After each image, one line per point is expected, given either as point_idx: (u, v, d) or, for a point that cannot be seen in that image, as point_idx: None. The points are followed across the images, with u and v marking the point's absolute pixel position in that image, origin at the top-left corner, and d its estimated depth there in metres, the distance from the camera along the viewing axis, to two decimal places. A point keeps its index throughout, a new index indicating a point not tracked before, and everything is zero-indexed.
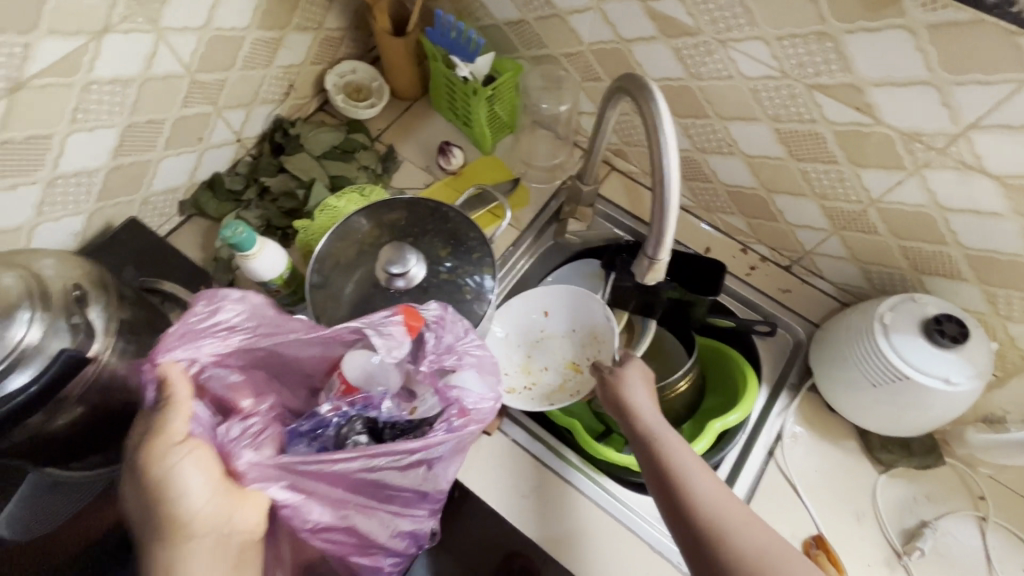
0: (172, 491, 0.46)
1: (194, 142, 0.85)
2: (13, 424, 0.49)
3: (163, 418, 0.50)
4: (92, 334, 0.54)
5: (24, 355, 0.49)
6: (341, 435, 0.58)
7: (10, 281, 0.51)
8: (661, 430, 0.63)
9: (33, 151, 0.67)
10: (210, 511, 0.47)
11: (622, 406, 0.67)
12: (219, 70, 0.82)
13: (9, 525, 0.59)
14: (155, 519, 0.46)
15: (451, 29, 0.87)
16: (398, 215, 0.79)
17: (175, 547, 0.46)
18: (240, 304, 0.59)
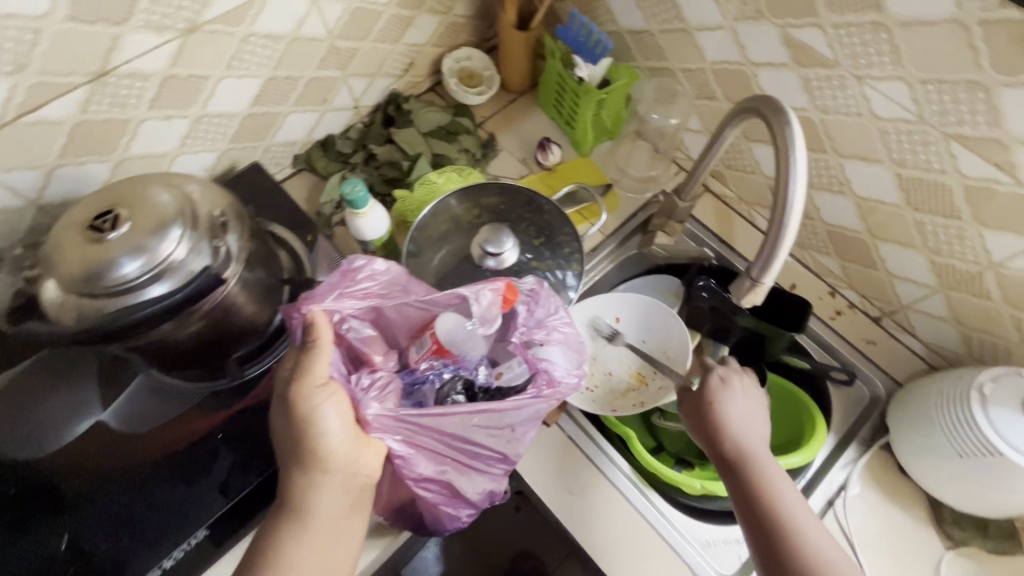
0: (317, 428, 0.54)
1: (320, 102, 0.91)
2: (151, 327, 0.55)
3: (310, 358, 0.56)
4: (229, 259, 0.58)
5: (169, 268, 0.54)
6: (441, 393, 0.62)
7: (167, 199, 0.56)
8: (745, 453, 0.63)
9: (191, 89, 0.73)
10: (343, 450, 0.55)
11: (708, 427, 0.66)
12: (355, 39, 0.87)
13: (117, 416, 0.66)
14: (301, 449, 0.54)
15: (581, 28, 0.89)
16: (496, 199, 0.81)
17: (313, 475, 0.54)
18: (375, 267, 0.66)
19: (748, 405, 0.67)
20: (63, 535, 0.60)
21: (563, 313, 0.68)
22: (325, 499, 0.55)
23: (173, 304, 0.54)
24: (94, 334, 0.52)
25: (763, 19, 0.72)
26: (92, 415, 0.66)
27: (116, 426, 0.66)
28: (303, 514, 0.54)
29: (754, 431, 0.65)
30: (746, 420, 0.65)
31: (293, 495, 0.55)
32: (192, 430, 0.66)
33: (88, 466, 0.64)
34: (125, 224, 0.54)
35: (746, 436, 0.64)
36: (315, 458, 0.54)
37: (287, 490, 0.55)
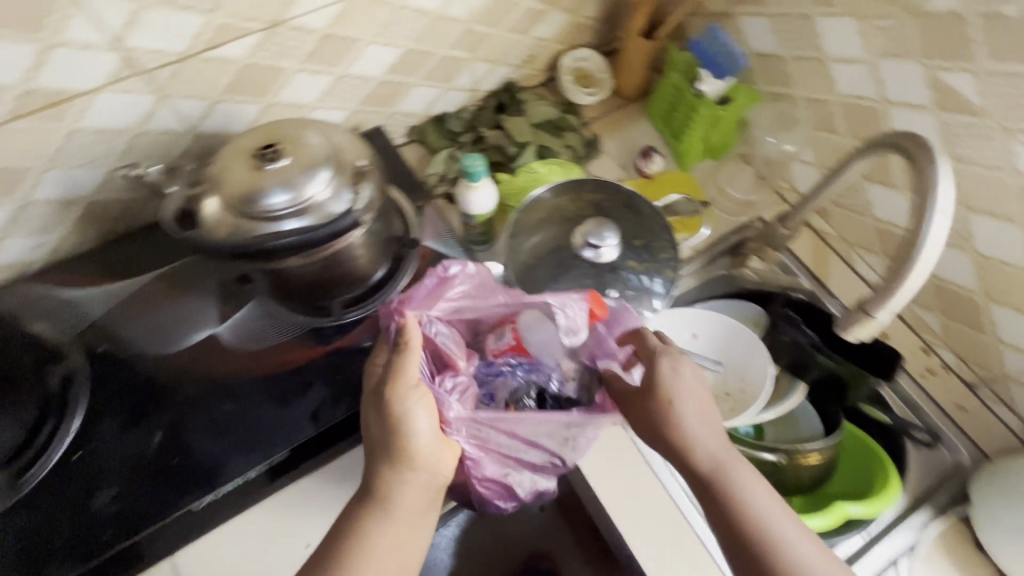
0: (408, 427, 0.57)
1: (444, 79, 0.96)
2: (285, 255, 0.61)
3: (403, 360, 0.57)
4: (361, 208, 0.61)
5: (309, 207, 0.59)
6: (512, 390, 0.66)
7: (320, 144, 0.61)
8: (689, 431, 0.60)
9: (342, 49, 0.79)
10: (429, 450, 0.58)
11: (648, 404, 0.62)
12: (490, 25, 0.91)
13: (232, 331, 0.72)
14: (390, 444, 0.57)
15: (717, 44, 0.91)
16: (598, 195, 0.82)
17: (400, 472, 0.57)
18: (466, 270, 0.68)
19: (681, 388, 0.61)
20: (168, 431, 0.66)
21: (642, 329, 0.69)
22: (409, 497, 0.57)
23: (314, 236, 0.60)
24: (244, 249, 0.58)
25: (910, 57, 0.70)
26: (208, 327, 0.72)
27: (227, 340, 0.72)
28: (387, 510, 0.57)
29: (698, 405, 0.61)
30: (677, 405, 0.61)
31: (379, 488, 0.57)
32: (295, 357, 0.71)
33: (199, 372, 0.69)
34: (288, 157, 0.60)
35: (685, 425, 0.60)
36: (405, 455, 0.57)
37: (373, 484, 0.57)
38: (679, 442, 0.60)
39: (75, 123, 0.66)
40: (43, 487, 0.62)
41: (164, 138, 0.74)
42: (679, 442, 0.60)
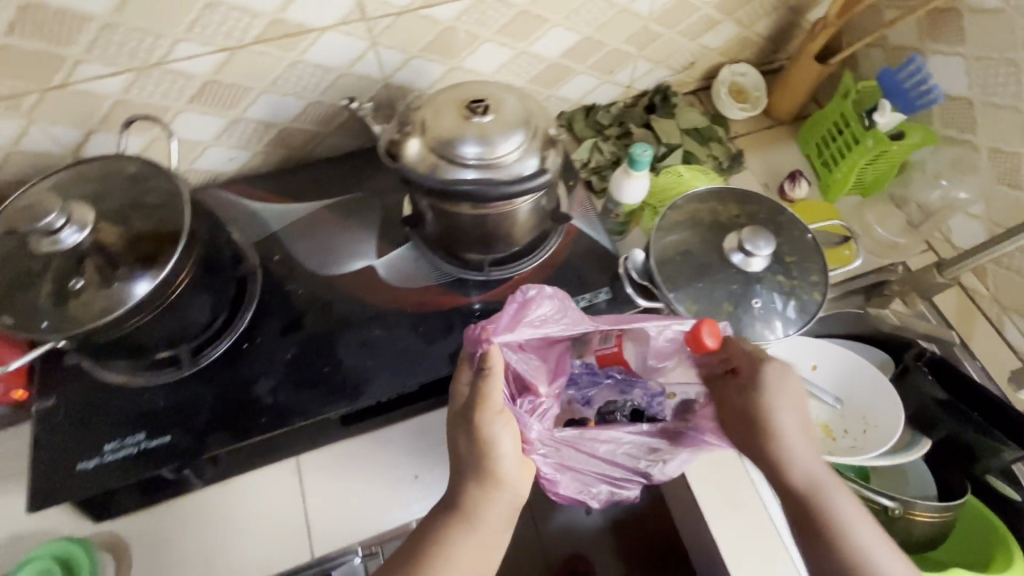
0: (496, 451, 0.57)
1: (607, 72, 0.98)
2: (455, 203, 0.64)
3: (490, 385, 0.58)
4: (538, 179, 0.63)
5: (495, 166, 0.63)
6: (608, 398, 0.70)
7: (518, 107, 0.65)
8: (784, 444, 0.59)
9: (531, 26, 0.83)
10: (513, 470, 0.59)
11: (745, 411, 0.61)
12: (666, 25, 0.93)
13: (388, 267, 0.78)
14: (476, 464, 0.58)
15: (913, 75, 0.86)
16: (752, 206, 0.82)
17: (484, 492, 0.58)
18: (544, 292, 0.67)
19: (781, 395, 0.59)
20: (320, 343, 0.72)
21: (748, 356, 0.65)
22: (492, 514, 0.59)
23: (512, 188, 0.62)
24: (447, 189, 0.61)
25: None
26: (366, 258, 0.79)
27: (382, 274, 0.77)
28: (467, 528, 0.58)
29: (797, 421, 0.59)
30: (775, 414, 0.59)
31: (460, 505, 0.58)
32: (441, 301, 0.75)
33: (355, 296, 0.75)
34: (498, 115, 0.64)
35: (781, 433, 0.59)
36: (490, 477, 0.58)
37: (455, 501, 0.58)
38: (771, 451, 0.59)
39: (300, 56, 0.74)
40: (212, 367, 0.70)
41: (361, 82, 0.81)
42: (771, 453, 0.59)
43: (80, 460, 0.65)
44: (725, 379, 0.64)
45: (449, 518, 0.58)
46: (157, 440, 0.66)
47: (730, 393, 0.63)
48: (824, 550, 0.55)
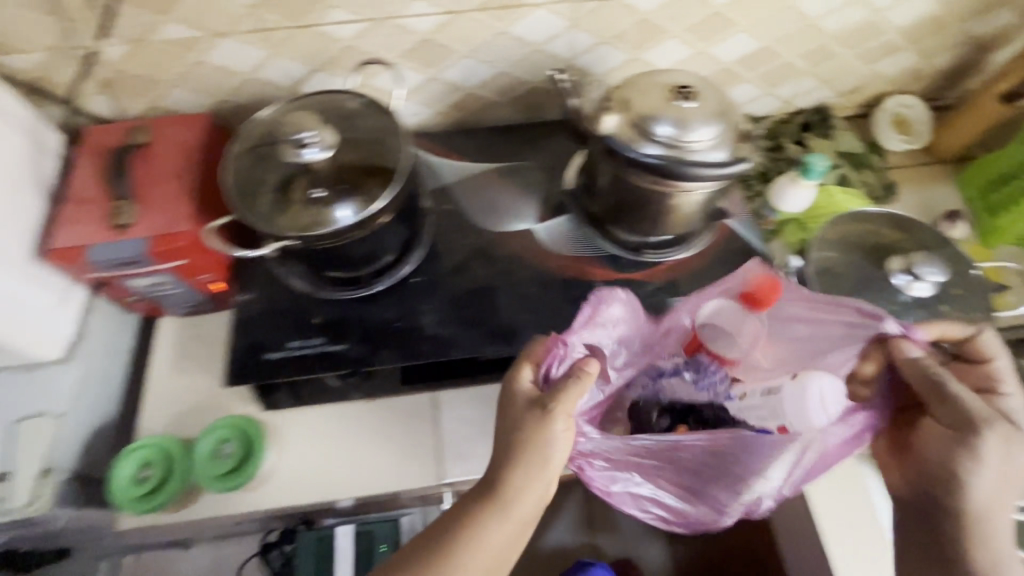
0: (548, 443, 0.59)
1: (773, 84, 0.99)
2: (633, 174, 0.69)
3: (562, 384, 0.61)
4: (719, 172, 0.65)
5: (681, 150, 0.66)
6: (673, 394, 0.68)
7: (717, 98, 0.68)
8: (973, 502, 0.56)
9: (718, 28, 0.86)
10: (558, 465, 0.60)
11: (944, 454, 0.57)
12: (846, 45, 0.93)
13: (547, 233, 0.83)
14: (525, 451, 0.59)
15: None
16: (914, 235, 0.81)
17: (530, 483, 0.59)
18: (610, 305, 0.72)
19: (1001, 454, 0.55)
20: (479, 290, 0.78)
21: (916, 333, 0.63)
22: (526, 505, 0.59)
23: (709, 172, 0.65)
24: (649, 162, 0.65)
25: None
26: (527, 222, 0.84)
27: (541, 238, 0.82)
28: (503, 516, 0.58)
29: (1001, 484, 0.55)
30: (982, 470, 0.55)
31: (500, 489, 0.59)
32: (594, 273, 0.80)
33: (515, 254, 0.81)
34: (703, 103, 0.67)
35: (975, 491, 0.56)
36: (539, 470, 0.59)
37: (497, 488, 0.59)
38: (955, 501, 0.56)
39: (508, 27, 0.80)
40: (385, 293, 0.77)
41: (548, 60, 0.86)
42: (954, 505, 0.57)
43: (268, 349, 0.74)
44: (978, 399, 0.57)
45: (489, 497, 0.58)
46: (334, 346, 0.74)
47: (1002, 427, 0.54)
48: None
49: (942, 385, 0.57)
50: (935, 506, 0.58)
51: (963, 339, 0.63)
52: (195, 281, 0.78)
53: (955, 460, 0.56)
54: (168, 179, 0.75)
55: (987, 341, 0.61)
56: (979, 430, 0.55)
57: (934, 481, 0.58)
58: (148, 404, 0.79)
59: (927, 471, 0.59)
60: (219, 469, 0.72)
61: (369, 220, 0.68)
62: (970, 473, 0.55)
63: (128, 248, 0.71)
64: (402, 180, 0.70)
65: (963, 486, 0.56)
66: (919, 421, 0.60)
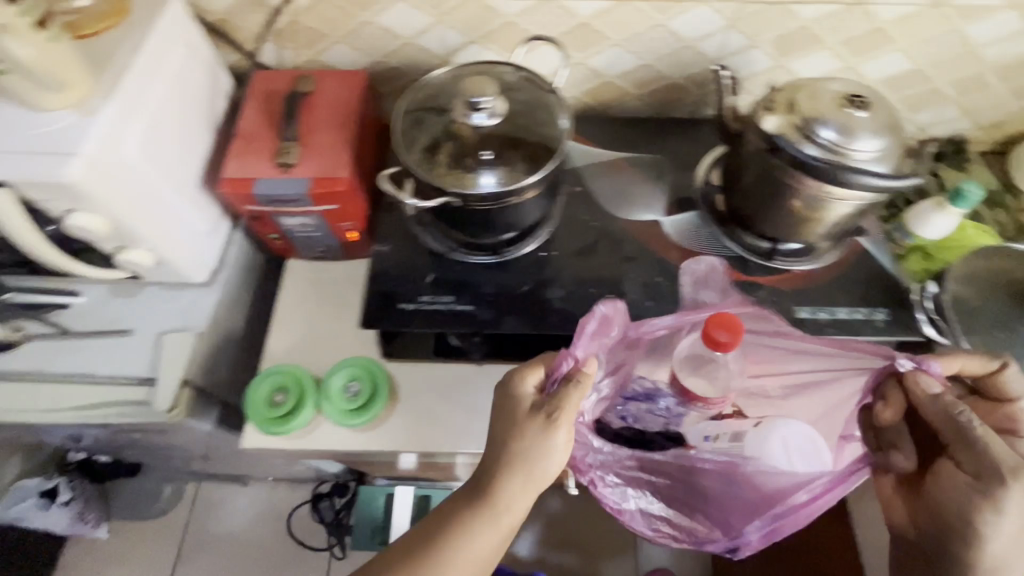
0: (545, 454, 0.60)
1: (914, 110, 0.96)
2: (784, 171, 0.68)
3: (567, 393, 0.61)
4: (875, 184, 0.64)
5: (841, 154, 0.64)
6: (642, 414, 0.70)
7: (888, 111, 0.68)
8: (985, 550, 0.57)
9: (876, 44, 0.85)
10: (552, 474, 0.62)
11: (963, 504, 0.57)
12: (1001, 78, 0.91)
13: (673, 227, 0.84)
14: (522, 461, 0.60)
15: None
16: None
17: (523, 493, 0.61)
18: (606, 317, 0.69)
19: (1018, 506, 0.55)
20: (604, 273, 0.80)
21: (933, 366, 0.62)
22: (515, 511, 0.61)
23: (877, 183, 0.64)
24: (813, 162, 0.64)
25: None
26: (654, 213, 0.85)
27: (667, 231, 0.83)
28: (490, 524, 0.61)
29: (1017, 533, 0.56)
30: (1000, 522, 0.55)
31: (494, 496, 0.61)
32: (719, 272, 0.80)
33: (640, 242, 0.82)
34: (873, 115, 0.66)
35: (989, 542, 0.56)
36: (532, 481, 0.61)
37: (487, 494, 0.61)
38: (970, 550, 0.57)
39: (667, 20, 0.82)
40: (513, 263, 0.80)
41: (696, 58, 0.87)
42: (968, 553, 0.58)
43: (401, 300, 0.78)
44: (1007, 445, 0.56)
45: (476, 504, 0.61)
46: (462, 305, 0.77)
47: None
48: None
49: (968, 430, 0.57)
50: (942, 551, 0.60)
51: (990, 373, 0.63)
52: (336, 227, 0.82)
53: (973, 511, 0.56)
54: (329, 129, 0.80)
55: (1011, 378, 0.62)
56: (1006, 483, 0.54)
57: (947, 529, 0.59)
58: (277, 335, 0.85)
59: (940, 517, 0.60)
60: (347, 405, 0.76)
61: (514, 189, 0.70)
62: (987, 523, 0.56)
63: (290, 188, 0.75)
64: (555, 160, 0.71)
65: (980, 538, 0.57)
66: (940, 465, 0.61)
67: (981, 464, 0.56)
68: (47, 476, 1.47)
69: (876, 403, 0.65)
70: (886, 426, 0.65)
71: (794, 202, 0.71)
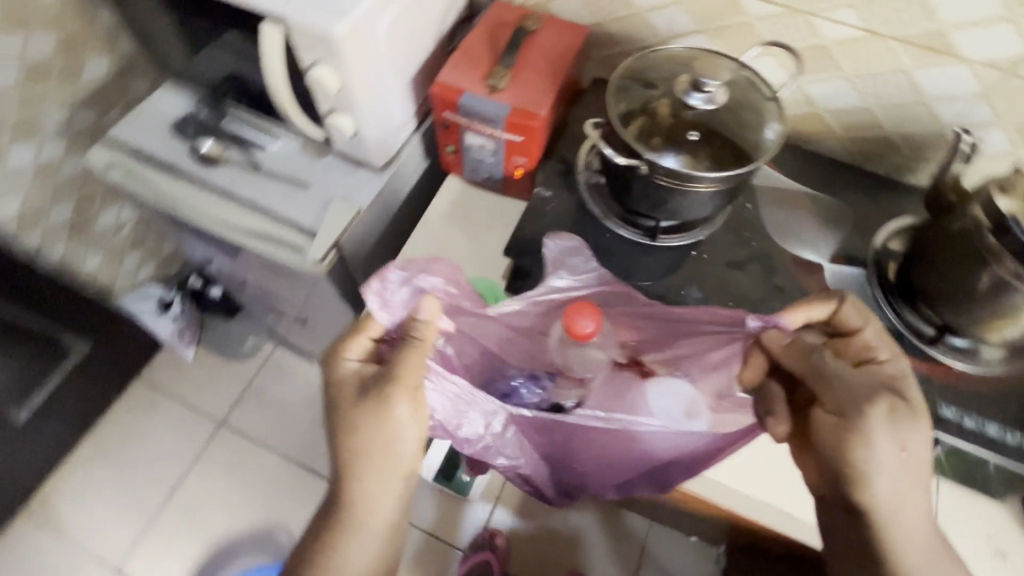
0: (391, 436, 0.64)
1: None
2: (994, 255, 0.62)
3: (403, 357, 0.63)
4: None
5: None
6: (519, 403, 0.71)
7: None
8: (873, 488, 0.57)
9: None
10: (410, 458, 0.65)
11: (837, 447, 0.58)
12: None
13: (836, 275, 0.80)
14: (374, 453, 0.64)
15: None
16: None
17: (378, 479, 0.65)
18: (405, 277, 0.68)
19: (880, 429, 0.55)
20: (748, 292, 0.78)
21: (779, 322, 0.64)
22: (382, 506, 0.66)
23: None
24: None
25: None
26: (819, 255, 0.82)
27: (827, 276, 0.80)
28: (360, 526, 0.65)
29: (902, 461, 0.56)
30: (873, 451, 0.55)
31: (356, 500, 0.65)
32: None
33: (795, 277, 0.79)
34: None
35: (873, 477, 0.56)
36: (386, 466, 0.64)
37: (348, 505, 0.65)
38: (858, 492, 0.58)
39: (914, 68, 0.77)
40: (661, 249, 0.81)
41: (927, 116, 0.82)
42: (860, 494, 0.57)
43: None
44: (857, 372, 0.59)
45: (344, 513, 0.65)
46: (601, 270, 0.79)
47: (884, 403, 0.56)
48: None
49: (823, 366, 0.60)
50: (847, 504, 0.60)
51: (833, 312, 0.64)
52: (509, 159, 0.86)
53: (848, 451, 0.57)
54: (541, 68, 0.83)
55: (850, 311, 0.63)
56: (861, 412, 0.56)
57: (837, 479, 0.59)
58: (420, 234, 0.91)
59: (830, 468, 0.60)
60: None
61: (690, 175, 0.69)
62: (866, 459, 0.56)
63: (488, 108, 0.80)
64: (744, 170, 0.69)
65: (867, 480, 0.56)
66: (813, 413, 0.61)
67: (836, 400, 0.59)
68: (170, 290, 1.68)
69: (739, 366, 0.69)
70: (754, 389, 0.68)
71: (990, 294, 0.65)
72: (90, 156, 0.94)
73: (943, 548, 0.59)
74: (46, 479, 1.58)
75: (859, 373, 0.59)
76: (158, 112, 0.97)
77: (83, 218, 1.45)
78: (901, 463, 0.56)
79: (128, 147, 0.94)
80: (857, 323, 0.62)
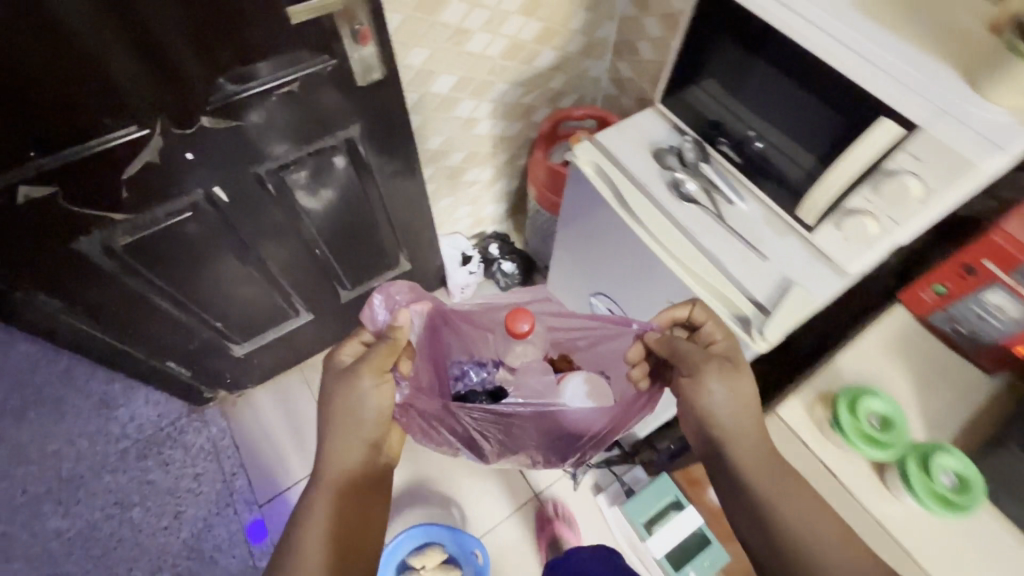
0: (356, 399, 0.90)
1: None
2: None
3: (383, 343, 0.96)
4: None
5: None
6: (472, 385, 1.18)
7: None
8: (716, 420, 0.77)
9: None
10: (374, 417, 0.91)
11: (688, 400, 0.79)
12: None
13: None
14: (343, 417, 0.90)
15: None
16: None
17: (344, 439, 0.90)
18: (388, 297, 1.09)
19: (711, 377, 0.77)
20: None
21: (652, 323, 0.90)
22: (340, 469, 0.88)
23: None
24: None
25: None
26: None
27: None
28: (331, 487, 0.86)
29: (736, 408, 0.76)
30: (709, 392, 0.77)
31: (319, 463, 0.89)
32: None
33: None
34: None
35: (710, 407, 0.76)
36: (352, 425, 0.90)
37: (331, 475, 0.88)
38: (706, 424, 0.77)
39: None
40: None
41: None
42: (707, 424, 0.77)
43: None
44: (699, 347, 0.82)
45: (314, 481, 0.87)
46: None
47: (716, 360, 0.78)
48: (784, 544, 0.68)
49: (675, 345, 0.83)
50: (719, 445, 0.77)
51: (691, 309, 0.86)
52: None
53: (695, 395, 0.78)
54: None
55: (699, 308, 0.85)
56: (703, 367, 0.78)
57: (699, 424, 0.79)
58: (859, 352, 0.85)
59: (692, 414, 0.80)
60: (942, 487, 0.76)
61: None
62: (706, 396, 0.77)
63: None
64: None
65: (713, 418, 0.77)
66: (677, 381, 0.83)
67: (687, 364, 0.80)
68: (471, 247, 1.93)
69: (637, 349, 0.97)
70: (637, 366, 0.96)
71: None
72: (576, 148, 1.02)
73: (795, 481, 0.72)
74: (319, 352, 1.83)
75: (699, 349, 0.82)
76: (643, 133, 1.02)
77: (461, 168, 1.67)
78: (734, 402, 0.75)
79: (613, 157, 1.00)
80: (699, 317, 0.85)
